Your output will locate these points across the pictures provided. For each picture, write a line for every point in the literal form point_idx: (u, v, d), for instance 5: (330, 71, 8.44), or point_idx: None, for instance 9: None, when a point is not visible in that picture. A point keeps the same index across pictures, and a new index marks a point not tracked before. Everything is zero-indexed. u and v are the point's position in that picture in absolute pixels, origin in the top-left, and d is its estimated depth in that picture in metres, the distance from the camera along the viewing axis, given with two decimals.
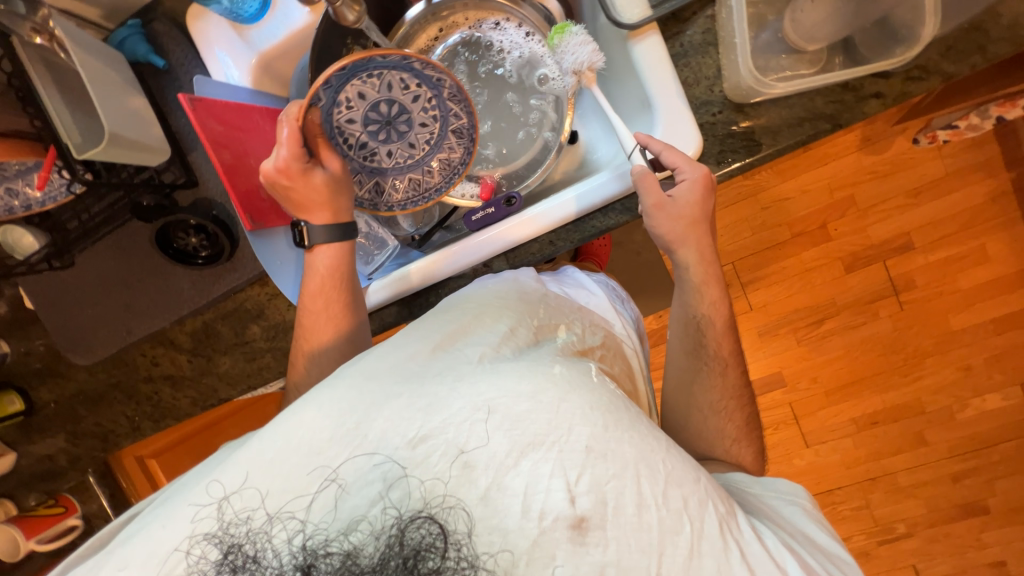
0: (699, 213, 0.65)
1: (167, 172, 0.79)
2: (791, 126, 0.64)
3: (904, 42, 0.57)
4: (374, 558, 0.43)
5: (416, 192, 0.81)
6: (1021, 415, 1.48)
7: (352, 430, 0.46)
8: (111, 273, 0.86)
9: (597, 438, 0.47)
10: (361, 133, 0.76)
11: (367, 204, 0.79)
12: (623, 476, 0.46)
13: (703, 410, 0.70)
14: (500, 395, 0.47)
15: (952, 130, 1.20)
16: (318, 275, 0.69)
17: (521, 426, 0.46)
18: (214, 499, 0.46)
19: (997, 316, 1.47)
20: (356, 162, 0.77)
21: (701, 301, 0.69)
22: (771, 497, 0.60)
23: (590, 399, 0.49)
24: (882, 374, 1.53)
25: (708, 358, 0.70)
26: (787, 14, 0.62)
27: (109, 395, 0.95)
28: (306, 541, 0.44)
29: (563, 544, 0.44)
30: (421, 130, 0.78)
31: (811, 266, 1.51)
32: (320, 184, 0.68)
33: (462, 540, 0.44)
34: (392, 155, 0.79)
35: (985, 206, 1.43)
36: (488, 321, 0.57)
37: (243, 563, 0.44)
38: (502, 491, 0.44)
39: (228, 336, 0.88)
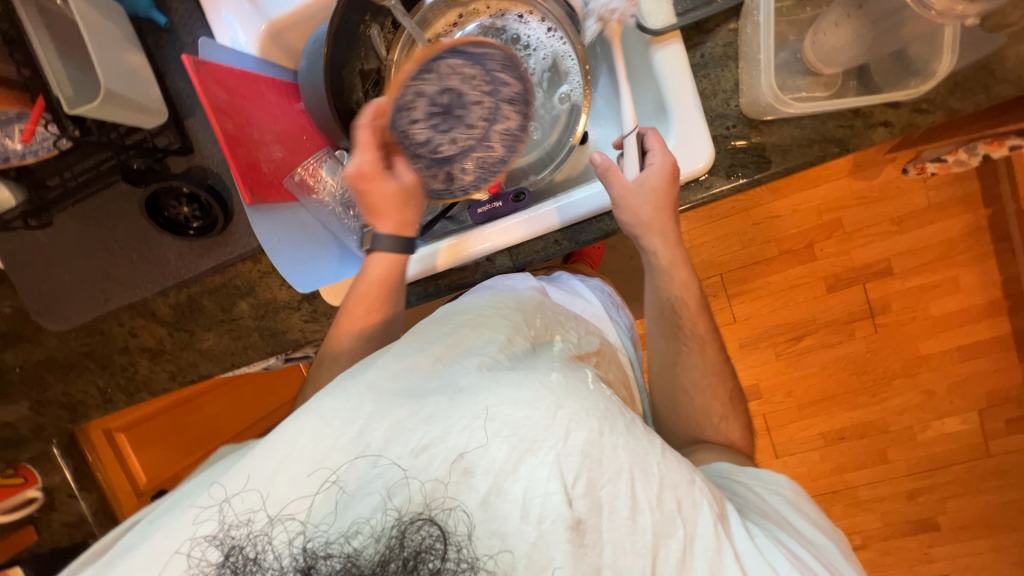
0: (664, 202, 0.65)
1: (161, 136, 0.75)
2: (801, 146, 0.65)
3: (918, 75, 0.58)
4: (374, 559, 0.42)
5: (483, 169, 0.74)
6: (977, 439, 1.56)
7: (354, 438, 0.46)
8: (92, 237, 0.82)
9: (594, 443, 0.47)
10: (421, 130, 0.69)
11: (447, 194, 0.76)
12: (618, 480, 0.46)
13: (688, 390, 0.72)
14: (500, 402, 0.47)
15: (940, 163, 1.25)
16: (369, 281, 0.67)
17: (519, 432, 0.46)
18: (215, 502, 0.45)
19: (962, 344, 1.54)
20: (423, 157, 0.71)
21: (671, 283, 0.71)
22: (759, 487, 0.60)
23: (586, 404, 0.49)
24: (853, 392, 1.59)
25: (686, 338, 0.72)
26: (809, 35, 0.63)
27: (80, 364, 0.90)
28: (306, 543, 0.43)
29: (562, 546, 0.43)
30: (478, 109, 0.70)
31: (795, 284, 1.55)
32: (393, 191, 0.67)
33: (462, 542, 0.43)
34: (460, 141, 0.71)
35: (962, 239, 1.49)
36: (484, 332, 0.57)
37: (244, 564, 0.43)
38: (502, 496, 0.44)
39: (213, 311, 0.85)
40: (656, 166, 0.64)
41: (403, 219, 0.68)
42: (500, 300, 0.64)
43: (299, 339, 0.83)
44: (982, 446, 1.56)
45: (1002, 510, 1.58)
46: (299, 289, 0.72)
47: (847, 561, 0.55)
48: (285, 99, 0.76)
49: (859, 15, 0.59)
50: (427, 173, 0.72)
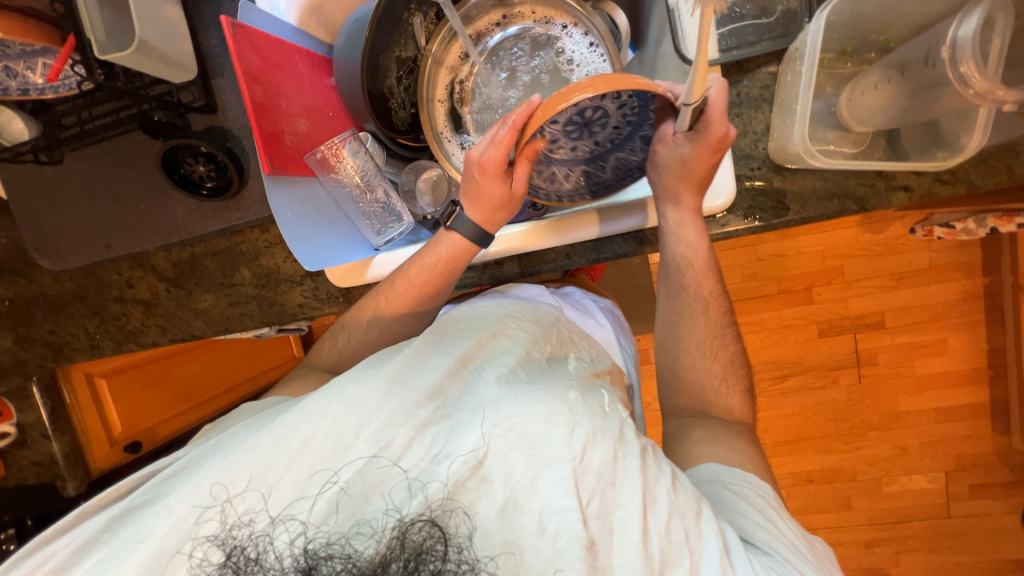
0: (701, 173, 0.64)
1: (186, 91, 0.75)
2: (820, 199, 0.66)
3: (946, 147, 0.59)
4: (375, 559, 0.45)
5: (621, 170, 0.70)
6: (941, 500, 1.59)
7: (380, 428, 0.50)
8: (102, 181, 0.81)
9: (607, 465, 0.49)
10: (555, 138, 0.63)
11: (554, 197, 0.72)
12: (629, 507, 0.47)
13: (690, 351, 0.70)
14: (519, 414, 0.50)
15: (948, 229, 1.26)
16: (432, 257, 0.69)
17: (536, 446, 0.49)
18: (218, 502, 0.48)
19: (941, 405, 1.57)
20: (557, 158, 0.66)
21: (678, 245, 0.67)
22: (753, 494, 0.57)
23: (601, 426, 0.51)
24: (829, 438, 1.61)
25: (689, 299, 0.70)
26: (846, 92, 0.62)
27: (71, 306, 0.89)
28: (307, 544, 0.46)
29: (577, 564, 0.45)
30: (621, 110, 0.59)
31: (789, 324, 1.57)
32: (504, 188, 0.66)
33: (462, 544, 0.46)
34: (600, 144, 0.64)
35: (957, 303, 1.51)
36: (503, 340, 0.61)
37: (245, 563, 0.46)
38: (518, 508, 0.47)
39: (214, 274, 0.84)
40: (697, 135, 0.60)
41: (490, 216, 0.68)
42: (517, 310, 0.68)
43: (297, 314, 0.83)
44: (944, 506, 1.60)
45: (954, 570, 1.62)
46: (304, 265, 0.70)
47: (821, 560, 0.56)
48: (316, 73, 0.76)
49: (901, 80, 0.59)
50: (551, 178, 0.70)
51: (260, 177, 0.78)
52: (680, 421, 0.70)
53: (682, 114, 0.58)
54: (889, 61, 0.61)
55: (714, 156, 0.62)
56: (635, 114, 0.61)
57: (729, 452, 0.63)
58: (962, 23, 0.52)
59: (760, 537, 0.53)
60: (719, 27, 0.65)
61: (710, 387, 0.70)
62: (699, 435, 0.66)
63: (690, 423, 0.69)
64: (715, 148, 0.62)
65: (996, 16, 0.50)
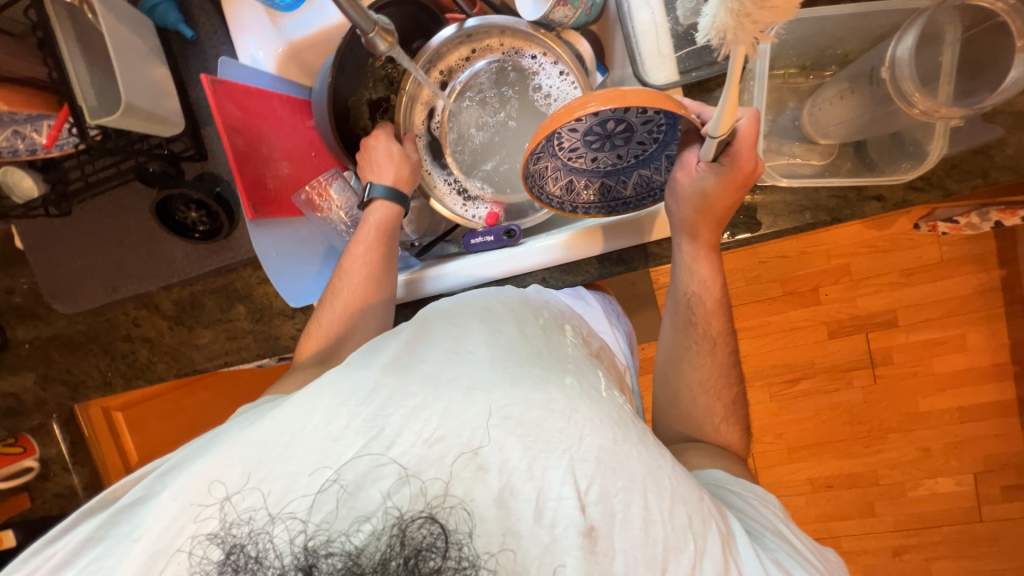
0: (722, 211, 0.63)
1: (177, 142, 0.79)
2: (792, 212, 0.65)
3: (911, 157, 0.59)
4: (375, 558, 0.43)
5: (642, 188, 0.69)
6: (971, 503, 1.52)
7: (370, 425, 0.47)
8: (107, 229, 0.86)
9: (607, 450, 0.47)
10: (576, 148, 0.61)
11: (568, 208, 0.69)
12: (632, 490, 0.46)
13: (692, 389, 0.70)
14: (512, 403, 0.48)
15: (953, 224, 1.22)
16: (368, 228, 0.73)
17: (534, 433, 0.47)
18: (216, 500, 0.47)
19: (963, 404, 1.51)
20: (577, 168, 0.64)
21: (692, 279, 0.68)
22: (751, 498, 0.58)
23: (600, 412, 0.50)
24: (845, 441, 1.56)
25: (696, 336, 0.70)
26: (808, 106, 0.64)
27: (85, 345, 0.95)
28: (308, 542, 0.45)
29: (574, 551, 0.44)
30: (647, 126, 0.58)
31: (796, 326, 1.54)
32: (396, 148, 0.75)
33: (462, 540, 0.44)
34: (622, 158, 0.63)
35: (972, 298, 1.46)
36: (494, 324, 0.57)
37: (245, 563, 0.46)
38: (515, 495, 0.45)
39: (212, 310, 0.88)
40: (723, 170, 0.58)
41: (399, 175, 0.74)
42: (505, 297, 0.64)
43: (291, 345, 0.86)
44: (975, 510, 1.52)
45: None
46: (291, 303, 0.77)
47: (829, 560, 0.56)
48: (298, 117, 0.79)
49: (856, 95, 0.59)
50: (568, 187, 0.67)
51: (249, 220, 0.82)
52: (681, 447, 0.69)
53: (707, 146, 0.55)
54: (847, 74, 0.61)
55: (737, 191, 0.61)
56: (663, 132, 0.60)
57: (727, 464, 0.65)
58: (900, 41, 0.53)
59: (766, 534, 0.53)
60: (676, 51, 0.66)
61: (692, 403, 0.70)
62: (698, 450, 0.67)
63: (686, 450, 0.68)
64: (740, 181, 0.60)
65: (944, 31, 0.51)
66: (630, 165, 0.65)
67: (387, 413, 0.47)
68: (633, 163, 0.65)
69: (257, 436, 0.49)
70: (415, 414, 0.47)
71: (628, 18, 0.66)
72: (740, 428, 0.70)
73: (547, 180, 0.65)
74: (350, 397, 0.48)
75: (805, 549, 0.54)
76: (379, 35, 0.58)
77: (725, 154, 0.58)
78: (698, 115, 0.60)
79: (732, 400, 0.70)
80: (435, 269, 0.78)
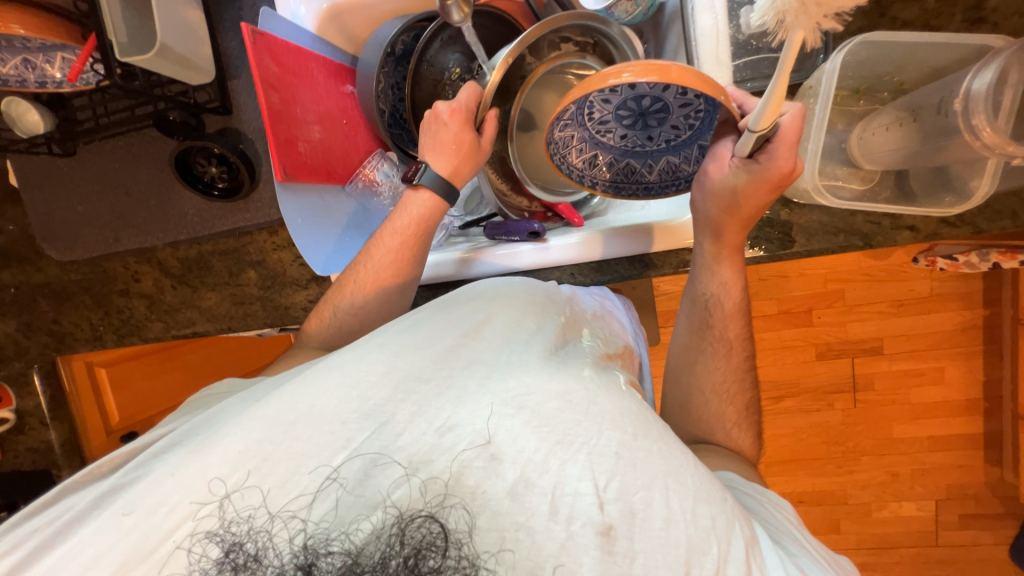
0: (752, 210, 0.60)
1: (202, 92, 0.76)
2: (826, 232, 0.66)
3: (954, 192, 0.60)
4: (375, 557, 0.41)
5: (668, 176, 0.67)
6: (930, 527, 1.59)
7: (376, 408, 0.45)
8: (113, 176, 0.82)
9: (627, 445, 0.45)
10: (606, 121, 0.61)
11: (586, 183, 0.67)
12: (652, 488, 0.43)
13: (704, 392, 0.69)
14: (530, 392, 0.46)
15: (951, 261, 1.23)
16: (407, 218, 0.70)
17: (551, 424, 0.45)
18: (215, 498, 0.44)
19: (934, 434, 1.57)
20: (604, 144, 0.64)
21: (711, 281, 0.67)
22: (763, 501, 0.57)
23: (620, 405, 0.48)
24: (821, 460, 1.61)
25: (713, 338, 0.69)
26: (858, 129, 0.64)
27: (76, 296, 0.89)
28: (307, 540, 0.42)
29: (591, 551, 0.41)
30: (683, 109, 0.57)
31: (788, 344, 1.57)
32: (467, 141, 0.69)
33: (462, 539, 0.42)
34: (652, 141, 0.63)
35: (955, 333, 1.51)
36: (516, 309, 0.56)
37: (244, 562, 0.42)
38: (529, 488, 0.42)
39: (220, 272, 0.85)
40: (756, 168, 0.56)
41: (456, 170, 0.71)
42: (531, 286, 0.62)
43: (300, 316, 0.83)
44: (934, 534, 1.59)
45: None
46: (315, 268, 0.74)
47: (842, 567, 0.55)
48: (333, 81, 0.78)
49: (914, 125, 0.60)
50: (590, 162, 0.66)
51: (270, 180, 0.79)
52: (691, 449, 0.68)
53: (744, 139, 0.53)
54: (904, 103, 0.62)
55: (770, 191, 0.58)
56: (698, 119, 0.59)
57: (736, 465, 0.64)
58: (978, 74, 0.54)
59: (786, 538, 0.52)
60: (735, 60, 0.67)
61: (703, 400, 0.69)
62: (709, 450, 0.67)
63: (698, 451, 0.67)
64: (775, 183, 0.57)
65: (1010, 71, 0.52)
66: (659, 149, 0.64)
67: (398, 402, 0.46)
68: (663, 146, 0.64)
69: (273, 403, 0.46)
70: (427, 404, 0.46)
71: (690, 19, 0.66)
72: (749, 429, 0.69)
73: (571, 150, 0.64)
74: (363, 381, 0.47)
75: (822, 555, 0.53)
76: (456, 5, 0.56)
77: (762, 151, 0.56)
78: (740, 105, 0.59)
79: (742, 400, 0.69)
80: (474, 253, 0.77)
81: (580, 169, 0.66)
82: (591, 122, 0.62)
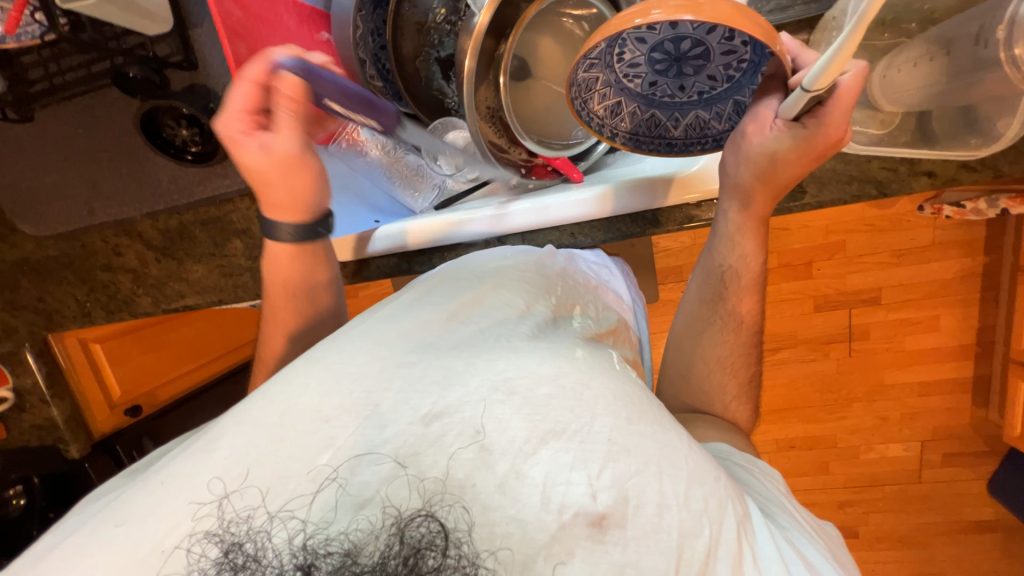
0: (788, 178, 0.58)
1: (162, 44, 0.69)
2: (840, 181, 0.63)
3: (980, 133, 0.56)
4: (374, 558, 0.38)
5: (693, 132, 0.62)
6: (914, 467, 1.67)
7: (362, 401, 0.44)
8: (78, 143, 0.76)
9: (620, 431, 0.45)
10: (637, 65, 0.56)
11: (606, 133, 0.62)
12: (645, 474, 0.43)
13: (708, 364, 0.69)
14: (521, 375, 0.46)
15: (957, 208, 1.20)
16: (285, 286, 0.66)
17: (543, 412, 0.44)
18: (214, 497, 0.42)
19: (925, 380, 1.61)
20: (630, 91, 0.59)
21: (731, 252, 0.65)
22: (755, 471, 0.58)
23: (613, 388, 0.48)
24: (814, 407, 1.66)
25: (723, 312, 0.68)
26: (882, 65, 0.59)
27: (57, 272, 0.86)
28: (307, 541, 0.39)
29: (581, 543, 0.40)
30: (726, 57, 0.53)
31: (786, 297, 1.56)
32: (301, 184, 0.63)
33: (462, 538, 0.40)
34: (683, 90, 0.58)
35: (953, 281, 1.51)
36: (504, 292, 0.56)
37: (244, 562, 0.40)
38: (521, 480, 0.41)
39: (204, 244, 0.81)
40: (804, 134, 0.52)
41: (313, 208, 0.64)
42: (522, 261, 0.63)
43: None
44: (917, 472, 1.67)
45: (916, 530, 1.72)
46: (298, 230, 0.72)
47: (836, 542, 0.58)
48: (306, 28, 0.71)
49: (945, 58, 0.55)
50: (612, 110, 0.61)
51: None
52: (685, 419, 0.68)
53: (795, 99, 0.49)
54: (933, 35, 0.57)
55: (811, 160, 0.55)
56: (740, 70, 0.55)
57: (731, 437, 0.64)
58: None
59: (776, 510, 0.54)
60: None
61: (706, 372, 0.69)
62: (704, 422, 0.66)
63: (691, 422, 0.67)
64: (818, 152, 0.54)
65: None
66: (690, 101, 0.59)
67: (383, 393, 0.44)
68: (694, 99, 0.59)
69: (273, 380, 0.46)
70: (412, 391, 0.44)
71: None
72: (748, 393, 0.69)
73: (593, 94, 0.59)
74: (358, 362, 0.46)
75: (810, 526, 0.54)
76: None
77: (812, 115, 0.51)
78: (794, 58, 0.54)
79: (745, 374, 0.69)
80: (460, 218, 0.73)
81: (599, 120, 0.61)
82: (620, 66, 0.57)
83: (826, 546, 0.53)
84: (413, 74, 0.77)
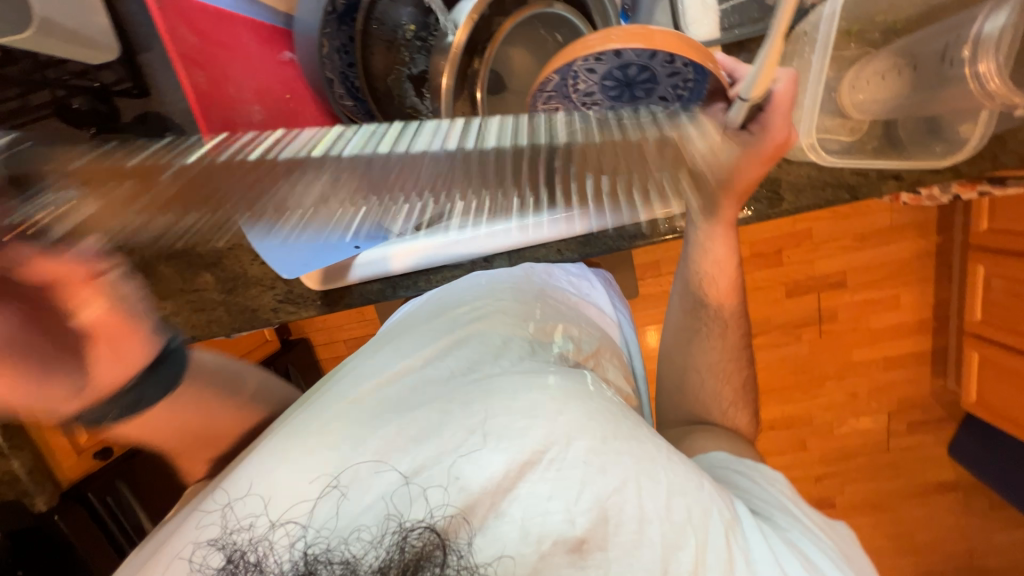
0: (748, 186, 0.56)
1: (107, 72, 0.63)
2: (815, 187, 0.65)
3: (944, 141, 0.61)
4: (375, 563, 0.43)
5: None
6: (882, 436, 1.77)
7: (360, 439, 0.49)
8: None
9: (595, 451, 0.48)
10: (591, 94, 0.54)
11: None
12: (622, 490, 0.46)
13: (699, 372, 0.70)
14: (501, 414, 0.50)
15: (915, 195, 1.26)
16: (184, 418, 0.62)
17: (507, 438, 0.49)
18: (219, 507, 0.50)
19: (890, 354, 1.70)
20: None
21: (704, 259, 0.65)
22: (759, 478, 0.59)
23: (587, 411, 0.51)
24: (790, 389, 1.73)
25: (708, 318, 0.69)
26: (850, 76, 0.60)
27: None
28: (308, 547, 0.46)
29: (562, 567, 0.44)
30: (674, 80, 0.51)
31: (760, 286, 1.61)
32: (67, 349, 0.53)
33: (462, 548, 0.44)
34: None
35: (911, 261, 1.59)
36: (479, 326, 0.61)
37: (244, 565, 0.47)
38: (499, 518, 0.45)
39: (171, 281, 0.76)
40: (750, 140, 0.50)
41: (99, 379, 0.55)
42: (495, 291, 0.66)
43: (272, 318, 0.78)
44: (885, 441, 1.77)
45: (888, 495, 1.81)
46: (282, 271, 0.67)
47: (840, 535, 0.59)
48: (267, 48, 0.70)
49: (911, 72, 0.60)
50: None
51: None
52: (689, 431, 0.70)
53: (735, 109, 0.47)
54: (900, 47, 0.61)
55: (764, 165, 0.53)
56: (690, 90, 0.52)
57: (729, 443, 0.66)
58: (991, 16, 0.51)
59: (777, 512, 0.55)
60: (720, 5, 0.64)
61: (700, 379, 0.70)
62: (703, 433, 0.69)
63: (693, 434, 0.70)
64: (769, 156, 0.53)
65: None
66: None
67: None
68: None
69: None
70: None
71: None
72: (742, 396, 0.70)
73: None
74: None
75: (818, 527, 0.56)
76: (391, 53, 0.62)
77: (755, 122, 0.50)
78: (729, 73, 0.56)
79: (738, 378, 0.70)
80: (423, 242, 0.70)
81: None
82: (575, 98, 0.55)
83: (831, 542, 0.55)
84: (385, 93, 0.72)
